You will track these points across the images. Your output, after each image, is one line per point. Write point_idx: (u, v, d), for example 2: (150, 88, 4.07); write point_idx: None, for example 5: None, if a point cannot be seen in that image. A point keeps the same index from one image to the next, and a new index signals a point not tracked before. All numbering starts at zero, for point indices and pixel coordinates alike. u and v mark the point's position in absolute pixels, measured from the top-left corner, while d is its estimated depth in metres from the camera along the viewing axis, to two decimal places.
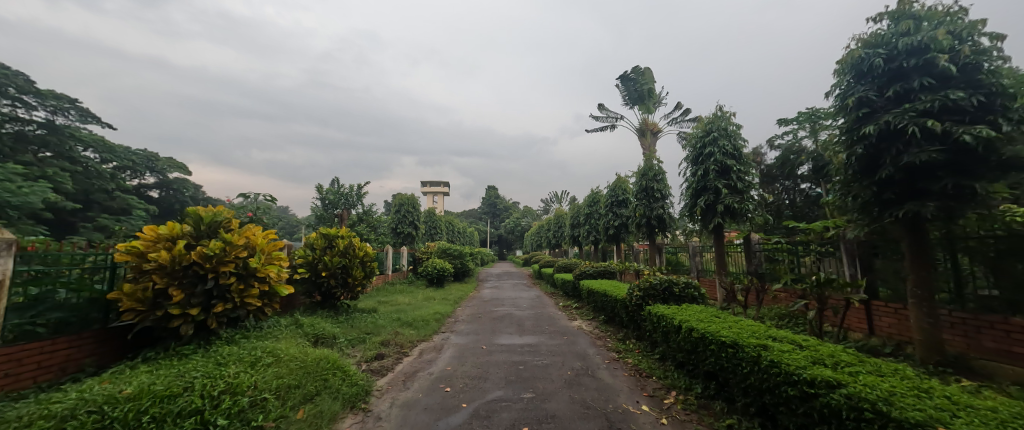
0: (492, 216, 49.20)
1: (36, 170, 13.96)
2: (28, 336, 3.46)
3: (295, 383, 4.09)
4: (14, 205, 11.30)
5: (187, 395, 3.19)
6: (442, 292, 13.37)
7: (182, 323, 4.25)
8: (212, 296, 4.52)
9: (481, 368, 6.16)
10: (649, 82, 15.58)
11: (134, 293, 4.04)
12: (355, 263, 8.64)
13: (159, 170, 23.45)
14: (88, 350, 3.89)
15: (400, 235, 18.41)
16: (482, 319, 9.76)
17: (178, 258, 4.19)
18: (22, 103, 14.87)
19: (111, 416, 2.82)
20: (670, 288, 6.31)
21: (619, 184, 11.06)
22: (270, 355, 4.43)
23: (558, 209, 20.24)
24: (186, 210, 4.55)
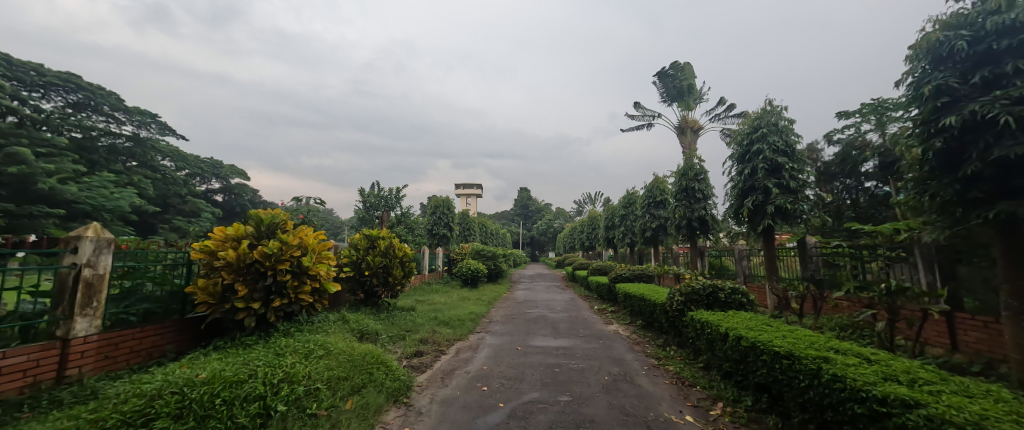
0: (524, 218, 49.17)
1: (125, 177, 16.20)
2: (122, 323, 3.74)
3: (344, 375, 4.18)
4: (107, 208, 14.13)
5: (252, 381, 3.37)
6: (476, 293, 13.45)
7: (245, 315, 4.48)
8: (271, 291, 4.71)
9: (517, 369, 6.09)
10: (689, 78, 14.99)
11: (207, 287, 4.30)
12: (395, 263, 8.81)
13: (224, 176, 25.24)
14: (170, 338, 4.14)
15: (436, 237, 18.68)
16: (516, 321, 9.69)
17: (243, 256, 4.41)
18: (114, 118, 16.81)
19: (190, 396, 3.00)
20: (715, 294, 6.00)
21: (657, 184, 10.67)
22: (320, 348, 4.56)
23: (592, 211, 19.88)
24: (248, 212, 4.78)
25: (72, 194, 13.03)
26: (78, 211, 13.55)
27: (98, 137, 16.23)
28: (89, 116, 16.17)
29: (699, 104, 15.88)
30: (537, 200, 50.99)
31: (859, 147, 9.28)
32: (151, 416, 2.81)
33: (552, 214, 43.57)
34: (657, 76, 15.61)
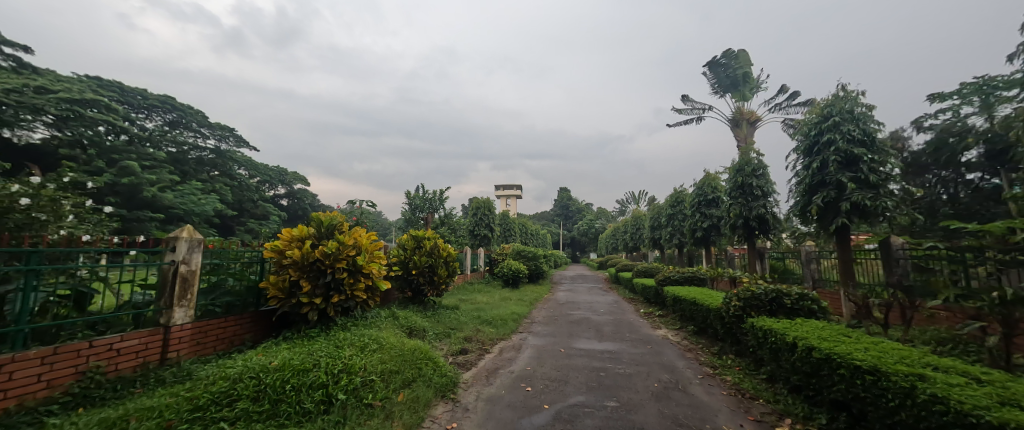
0: (565, 218, 48.64)
1: (211, 185, 19.39)
2: (211, 314, 4.37)
3: (396, 368, 4.28)
4: (195, 212, 17.00)
5: (315, 371, 3.66)
6: (516, 293, 13.33)
7: (309, 309, 4.87)
8: (331, 288, 5.06)
9: (561, 371, 5.89)
10: (744, 66, 14.11)
11: (277, 283, 4.79)
12: (440, 263, 8.88)
13: (288, 182, 27.02)
14: (247, 328, 4.75)
15: (477, 237, 18.82)
16: (558, 322, 9.50)
17: (306, 255, 4.83)
18: (197, 133, 20.57)
19: (266, 381, 3.40)
20: (780, 300, 5.51)
21: (709, 181, 10.10)
22: (375, 341, 4.72)
23: (637, 210, 19.23)
24: (312, 214, 5.21)
25: (168, 200, 15.97)
26: (174, 216, 16.50)
27: (188, 151, 19.80)
28: (182, 132, 19.98)
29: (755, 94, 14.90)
30: (577, 201, 50.28)
31: (957, 133, 8.18)
32: (234, 397, 3.26)
33: (593, 214, 42.68)
34: (707, 67, 14.87)
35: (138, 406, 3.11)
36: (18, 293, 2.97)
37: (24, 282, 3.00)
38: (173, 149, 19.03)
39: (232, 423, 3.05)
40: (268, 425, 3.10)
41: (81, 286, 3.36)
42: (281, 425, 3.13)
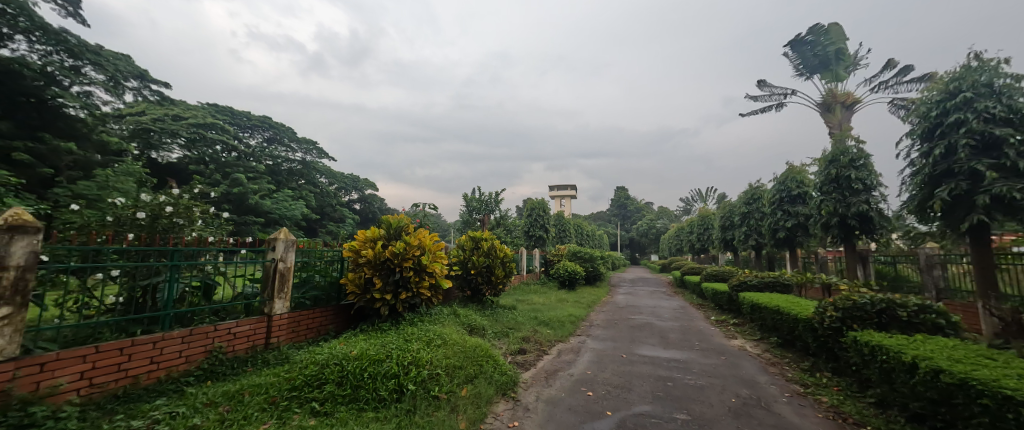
0: (622, 218, 47.15)
1: (300, 192, 21.51)
2: (301, 306, 5.10)
3: (459, 364, 4.52)
4: (288, 216, 18.42)
5: (388, 361, 4.05)
6: (574, 295, 12.95)
7: (382, 304, 5.53)
8: (399, 285, 5.65)
9: (624, 377, 5.51)
10: (836, 42, 12.63)
11: (355, 280, 5.49)
12: (497, 263, 8.79)
13: (358, 187, 28.71)
14: (331, 320, 5.47)
15: (532, 238, 18.64)
16: (618, 326, 9.05)
17: (378, 254, 5.50)
18: (289, 147, 22.98)
19: (347, 368, 3.87)
20: (891, 312, 4.73)
21: (793, 176, 9.15)
22: (439, 337, 5.09)
23: (704, 208, 17.97)
24: (382, 217, 5.85)
25: (267, 207, 17.54)
26: (272, 219, 17.94)
27: (281, 163, 21.79)
28: (278, 149, 22.32)
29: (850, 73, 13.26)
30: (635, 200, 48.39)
31: None
32: (323, 380, 3.78)
33: (654, 214, 40.81)
34: (790, 47, 13.51)
35: (250, 382, 3.80)
36: (165, 283, 3.71)
37: (169, 274, 3.74)
38: (269, 163, 21.06)
39: (321, 403, 3.58)
40: (350, 407, 3.57)
41: (207, 279, 4.09)
42: (359, 409, 3.56)
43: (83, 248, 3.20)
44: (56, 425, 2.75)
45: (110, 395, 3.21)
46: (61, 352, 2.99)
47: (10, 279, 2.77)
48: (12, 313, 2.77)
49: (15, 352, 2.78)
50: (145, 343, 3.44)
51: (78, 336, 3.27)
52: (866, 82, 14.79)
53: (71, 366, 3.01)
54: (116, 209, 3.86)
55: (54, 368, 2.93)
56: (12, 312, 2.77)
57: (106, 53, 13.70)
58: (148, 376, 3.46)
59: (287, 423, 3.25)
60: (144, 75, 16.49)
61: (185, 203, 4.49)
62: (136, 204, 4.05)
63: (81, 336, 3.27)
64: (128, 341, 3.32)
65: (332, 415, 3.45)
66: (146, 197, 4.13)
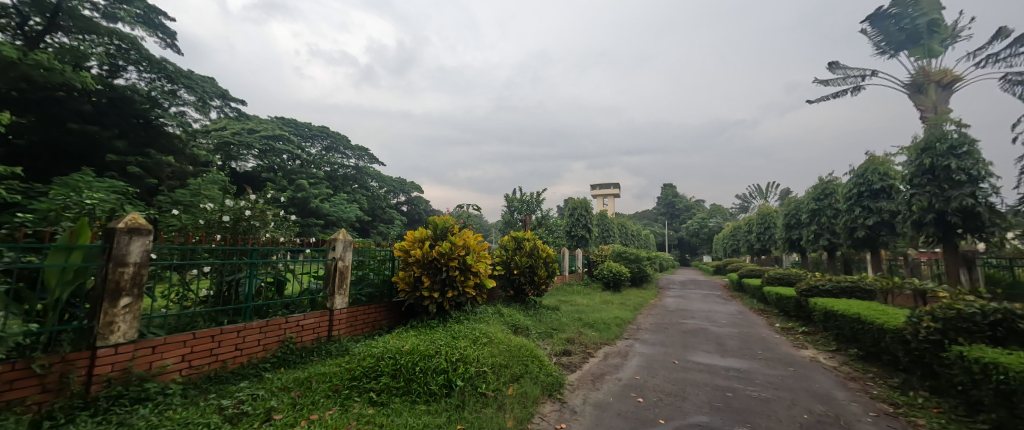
0: (670, 217, 45.27)
1: (352, 194, 22.41)
2: (357, 302, 5.31)
3: (505, 363, 4.47)
4: (345, 219, 19.19)
5: (437, 357, 4.15)
6: (619, 296, 12.48)
7: (430, 302, 5.56)
8: (446, 284, 5.64)
9: (677, 385, 5.11)
10: (927, 13, 11.28)
11: (405, 278, 5.55)
12: (540, 263, 8.60)
13: (404, 190, 29.51)
14: (384, 315, 5.64)
15: (574, 238, 18.23)
16: (668, 330, 8.54)
17: (426, 254, 5.52)
18: (344, 155, 24.18)
19: (400, 362, 4.03)
20: (1009, 323, 4.08)
21: (876, 167, 8.28)
22: (484, 335, 5.02)
23: (764, 206, 16.72)
24: (428, 218, 5.84)
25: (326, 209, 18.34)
26: (331, 221, 18.70)
27: (337, 169, 22.88)
28: (335, 156, 23.51)
29: (947, 47, 11.77)
30: (684, 198, 46.24)
31: None
32: (379, 372, 3.96)
33: (705, 213, 38.79)
34: (870, 22, 12.29)
35: (316, 371, 4.08)
36: (246, 278, 4.09)
37: (250, 270, 4.12)
38: (328, 169, 22.12)
39: (378, 393, 3.74)
40: (404, 399, 3.70)
41: (279, 275, 4.45)
42: (411, 401, 3.68)
43: (182, 247, 3.53)
44: (164, 400, 3.14)
45: (204, 376, 3.60)
46: (166, 337, 3.40)
47: (128, 275, 3.11)
48: (132, 302, 3.13)
49: (131, 335, 3.14)
50: (232, 332, 3.83)
51: (179, 324, 3.66)
52: (967, 56, 13.09)
53: (175, 349, 3.41)
54: (207, 214, 4.91)
55: (162, 350, 3.33)
56: (132, 301, 3.13)
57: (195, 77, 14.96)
58: (234, 361, 3.83)
59: (347, 412, 3.43)
60: (224, 94, 17.84)
61: (260, 208, 5.65)
62: (223, 208, 5.06)
63: (181, 324, 3.66)
64: (217, 330, 3.70)
65: (388, 406, 3.60)
66: (229, 204, 5.20)
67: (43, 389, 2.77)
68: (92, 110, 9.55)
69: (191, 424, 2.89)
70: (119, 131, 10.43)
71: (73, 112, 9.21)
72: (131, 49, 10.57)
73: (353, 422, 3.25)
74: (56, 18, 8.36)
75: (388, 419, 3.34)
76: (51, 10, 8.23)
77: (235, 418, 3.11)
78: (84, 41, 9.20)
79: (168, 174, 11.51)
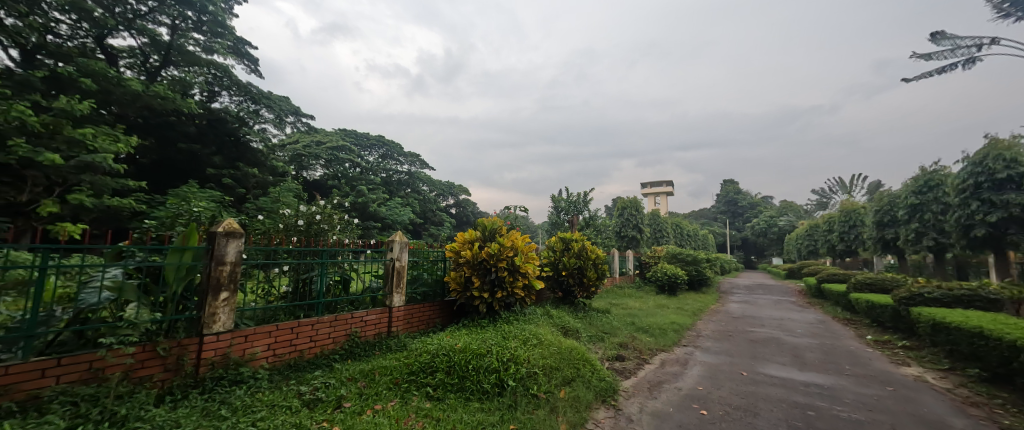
0: (732, 216, 42.30)
1: (405, 198, 23.12)
2: (413, 300, 5.27)
3: (556, 365, 4.18)
4: (398, 221, 19.57)
5: (489, 356, 3.98)
6: (676, 300, 11.73)
7: (480, 302, 5.41)
8: (495, 285, 5.46)
9: (747, 398, 4.54)
10: None
11: (456, 278, 5.45)
12: (589, 265, 8.21)
13: (453, 193, 30.00)
14: (437, 314, 5.54)
15: (625, 239, 17.51)
16: (733, 339, 7.80)
17: (476, 255, 5.38)
18: (398, 161, 25.01)
19: (454, 359, 3.91)
20: None
21: (997, 151, 7.07)
22: (535, 337, 4.76)
23: (847, 202, 15.02)
24: (478, 220, 5.70)
25: (382, 212, 18.94)
26: (387, 224, 19.23)
27: (392, 175, 23.69)
28: (389, 163, 24.37)
29: None
30: (748, 195, 43.09)
31: None
32: (435, 368, 3.87)
33: (772, 210, 35.81)
34: None
35: (378, 364, 4.04)
36: (318, 276, 4.21)
37: (320, 269, 4.23)
38: (384, 175, 23.01)
39: (435, 388, 3.67)
40: (458, 396, 3.58)
41: (345, 274, 4.53)
42: (465, 398, 3.56)
43: (265, 249, 3.77)
44: (255, 383, 3.34)
45: (285, 364, 3.76)
46: (254, 328, 3.64)
47: (226, 273, 3.40)
48: (229, 296, 3.43)
49: (229, 324, 3.42)
50: (308, 325, 4.00)
51: (263, 316, 3.89)
52: None
53: (263, 338, 3.63)
54: (286, 218, 5.40)
55: (251, 337, 3.56)
56: (230, 295, 3.43)
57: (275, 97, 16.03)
58: (309, 351, 3.97)
59: (405, 405, 3.38)
60: (297, 111, 19.15)
61: (328, 213, 6.01)
62: (296, 214, 5.54)
63: (262, 317, 3.86)
64: (294, 323, 3.87)
65: (444, 401, 3.50)
66: (302, 208, 5.65)
67: (164, 368, 3.08)
68: (196, 131, 10.97)
69: (276, 406, 3.06)
70: (215, 148, 11.62)
71: (182, 134, 10.72)
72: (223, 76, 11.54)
73: (412, 415, 3.21)
74: (169, 55, 10.12)
75: (444, 414, 3.25)
76: (164, 48, 9.93)
77: (312, 403, 3.23)
78: (189, 71, 10.87)
79: (253, 183, 12.31)
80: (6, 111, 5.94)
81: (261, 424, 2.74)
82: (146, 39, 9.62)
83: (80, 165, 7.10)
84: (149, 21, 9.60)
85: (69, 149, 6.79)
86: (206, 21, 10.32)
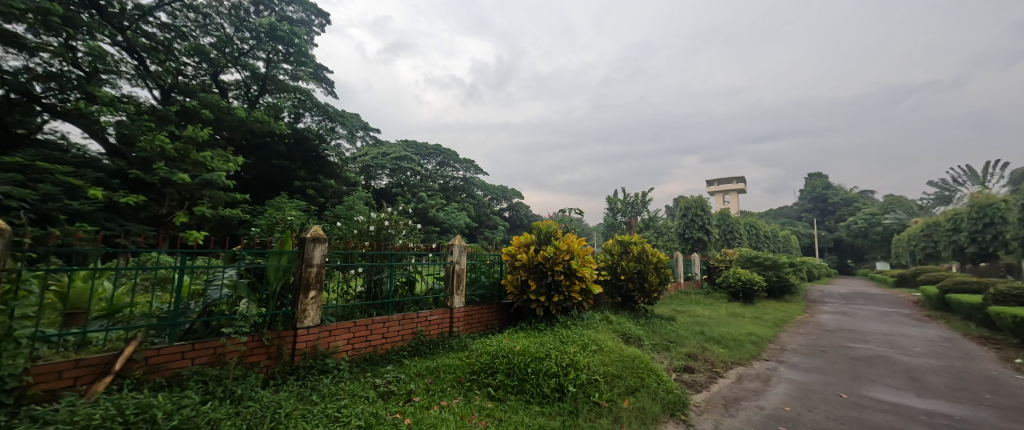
0: (820, 214, 38.25)
1: (461, 203, 23.49)
2: (471, 302, 5.10)
3: (618, 373, 3.78)
4: (454, 226, 19.83)
5: (548, 360, 3.66)
6: (752, 309, 10.60)
7: (536, 306, 5.11)
8: (551, 288, 5.14)
9: (848, 426, 3.78)
10: None
11: (513, 281, 5.19)
12: (650, 269, 7.58)
13: (506, 197, 30.03)
14: (495, 316, 5.31)
15: (689, 241, 16.21)
16: (825, 355, 6.77)
17: (531, 258, 5.11)
18: (454, 168, 25.49)
19: (513, 360, 3.65)
20: None
21: None
22: (594, 342, 4.35)
23: (975, 196, 12.70)
24: (533, 223, 5.44)
25: (440, 217, 19.29)
26: (444, 228, 19.59)
27: (448, 181, 24.20)
28: (446, 170, 24.94)
29: None
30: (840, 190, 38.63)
31: None
32: (494, 370, 3.62)
33: (872, 207, 31.44)
34: None
35: (442, 362, 3.87)
36: (387, 278, 4.17)
37: (389, 271, 4.18)
38: (441, 182, 23.55)
39: (495, 389, 3.44)
40: (519, 398, 3.32)
41: (411, 276, 4.45)
42: (524, 401, 3.29)
43: (344, 252, 3.76)
44: (338, 374, 3.34)
45: (361, 358, 3.74)
46: (336, 323, 3.66)
47: (314, 274, 3.43)
48: (317, 294, 3.45)
49: (317, 320, 3.45)
50: (382, 322, 3.96)
51: (343, 314, 3.89)
52: None
53: (343, 332, 3.64)
54: (359, 224, 5.52)
55: (334, 332, 3.58)
56: (318, 293, 3.45)
57: (348, 114, 17.08)
58: (382, 347, 3.93)
59: (468, 403, 3.18)
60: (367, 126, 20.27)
61: (395, 219, 6.08)
62: (368, 220, 5.64)
63: (343, 313, 3.87)
64: (369, 320, 3.84)
65: (504, 402, 3.27)
66: (373, 215, 5.74)
67: (268, 356, 3.22)
68: (285, 150, 11.91)
69: (356, 396, 3.00)
70: (301, 164, 12.45)
71: (274, 152, 11.76)
72: (305, 99, 12.18)
73: (475, 414, 2.99)
74: (265, 85, 11.13)
75: (506, 415, 3.01)
76: (261, 79, 10.90)
77: (386, 396, 3.13)
78: (280, 97, 11.79)
79: (331, 194, 13.03)
80: (151, 141, 6.82)
81: (345, 411, 2.69)
82: (248, 73, 10.61)
83: (203, 182, 7.73)
84: (251, 57, 10.47)
85: (196, 169, 7.55)
86: (293, 53, 10.86)
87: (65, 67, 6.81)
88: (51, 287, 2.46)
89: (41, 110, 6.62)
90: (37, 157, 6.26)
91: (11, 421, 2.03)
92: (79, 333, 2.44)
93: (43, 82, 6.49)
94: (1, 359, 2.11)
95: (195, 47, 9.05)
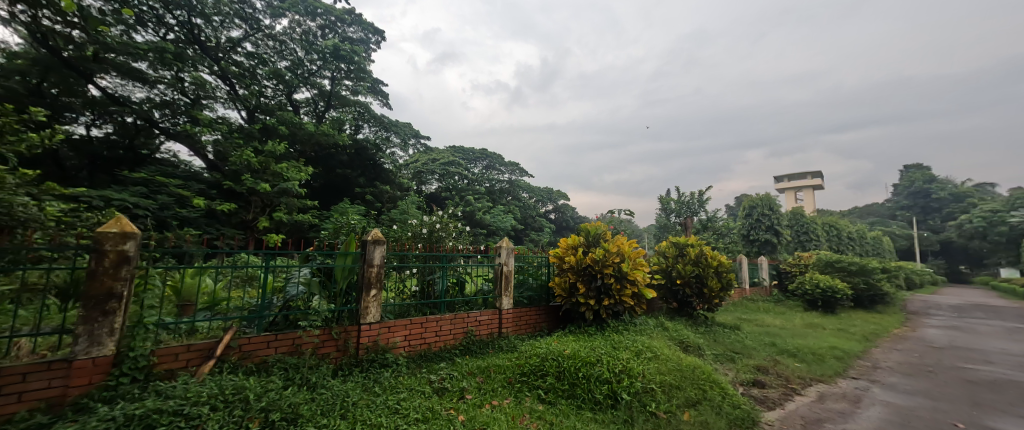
0: (922, 212, 33.74)
1: (510, 206, 23.63)
2: (520, 304, 5.04)
3: (676, 383, 3.52)
4: (502, 228, 19.85)
5: (600, 365, 3.48)
6: (832, 320, 9.51)
7: (586, 309, 4.93)
8: (601, 292, 4.94)
9: None
10: None
11: (561, 284, 5.06)
12: (709, 273, 7.02)
13: (553, 199, 29.78)
14: (543, 318, 5.20)
15: (755, 243, 14.94)
16: (927, 376, 5.88)
17: (580, 261, 4.95)
18: (501, 171, 25.67)
19: (563, 364, 3.52)
20: None
21: None
22: (649, 350, 4.07)
23: None
24: (581, 225, 5.27)
25: (487, 219, 19.52)
26: (494, 230, 19.76)
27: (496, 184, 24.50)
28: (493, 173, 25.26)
29: None
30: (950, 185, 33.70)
31: None
32: (544, 373, 3.52)
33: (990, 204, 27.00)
34: None
35: (491, 361, 3.85)
36: (439, 279, 4.24)
37: (441, 272, 4.25)
38: (488, 185, 23.97)
39: (546, 392, 3.34)
40: (570, 403, 3.20)
41: (461, 276, 4.48)
42: (576, 407, 3.16)
43: (400, 253, 3.85)
44: (397, 368, 3.43)
45: (417, 354, 3.81)
46: (394, 320, 3.76)
47: (375, 273, 3.54)
48: (378, 293, 3.56)
49: (378, 317, 3.57)
50: (435, 321, 4.02)
51: (398, 312, 4.00)
52: None
53: (401, 329, 3.74)
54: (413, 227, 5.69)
55: (393, 328, 3.68)
56: (378, 292, 3.56)
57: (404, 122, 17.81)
58: (436, 344, 3.99)
59: (519, 404, 3.12)
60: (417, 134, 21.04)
61: (447, 221, 6.20)
62: (421, 223, 5.81)
63: (399, 312, 3.95)
64: (423, 318, 3.91)
65: (555, 406, 3.16)
66: (426, 218, 5.90)
67: (337, 348, 3.36)
68: (348, 159, 12.68)
69: (413, 390, 3.05)
70: (360, 173, 13.19)
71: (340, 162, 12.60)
72: (365, 112, 12.85)
73: (526, 415, 2.92)
74: (331, 100, 11.85)
75: (557, 419, 2.89)
76: (327, 96, 11.67)
77: (441, 391, 3.16)
78: (344, 111, 12.46)
79: (388, 198, 13.62)
80: (241, 156, 7.60)
81: (404, 404, 2.74)
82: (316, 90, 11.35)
83: (280, 190, 8.37)
84: (319, 77, 11.15)
85: (275, 179, 8.23)
86: (355, 70, 11.46)
87: (175, 95, 7.68)
88: (168, 282, 2.74)
89: (158, 133, 7.62)
90: (155, 173, 7.32)
91: (142, 394, 2.29)
92: (190, 321, 2.70)
93: (160, 110, 7.45)
94: (136, 340, 2.42)
95: (275, 71, 9.80)
